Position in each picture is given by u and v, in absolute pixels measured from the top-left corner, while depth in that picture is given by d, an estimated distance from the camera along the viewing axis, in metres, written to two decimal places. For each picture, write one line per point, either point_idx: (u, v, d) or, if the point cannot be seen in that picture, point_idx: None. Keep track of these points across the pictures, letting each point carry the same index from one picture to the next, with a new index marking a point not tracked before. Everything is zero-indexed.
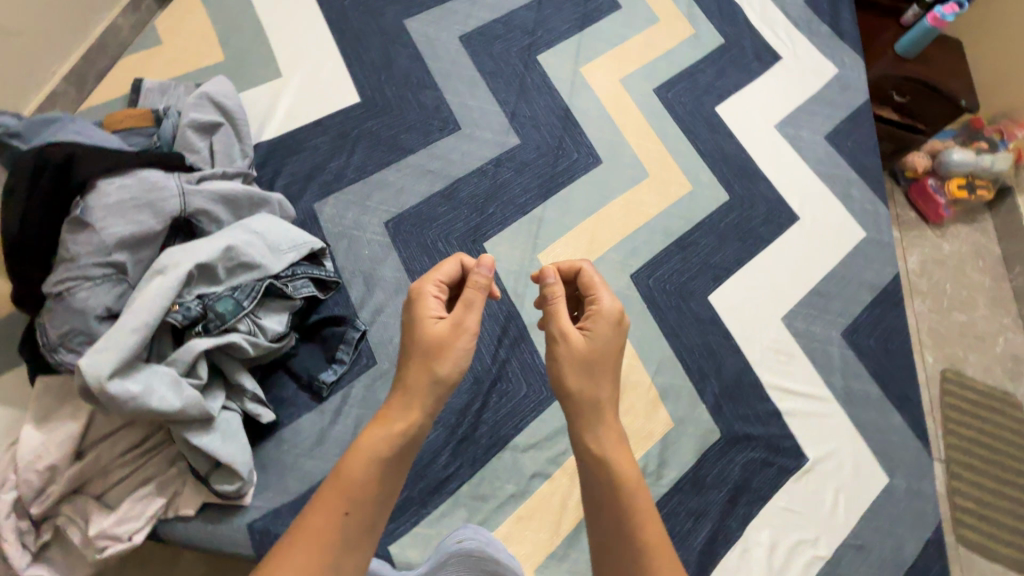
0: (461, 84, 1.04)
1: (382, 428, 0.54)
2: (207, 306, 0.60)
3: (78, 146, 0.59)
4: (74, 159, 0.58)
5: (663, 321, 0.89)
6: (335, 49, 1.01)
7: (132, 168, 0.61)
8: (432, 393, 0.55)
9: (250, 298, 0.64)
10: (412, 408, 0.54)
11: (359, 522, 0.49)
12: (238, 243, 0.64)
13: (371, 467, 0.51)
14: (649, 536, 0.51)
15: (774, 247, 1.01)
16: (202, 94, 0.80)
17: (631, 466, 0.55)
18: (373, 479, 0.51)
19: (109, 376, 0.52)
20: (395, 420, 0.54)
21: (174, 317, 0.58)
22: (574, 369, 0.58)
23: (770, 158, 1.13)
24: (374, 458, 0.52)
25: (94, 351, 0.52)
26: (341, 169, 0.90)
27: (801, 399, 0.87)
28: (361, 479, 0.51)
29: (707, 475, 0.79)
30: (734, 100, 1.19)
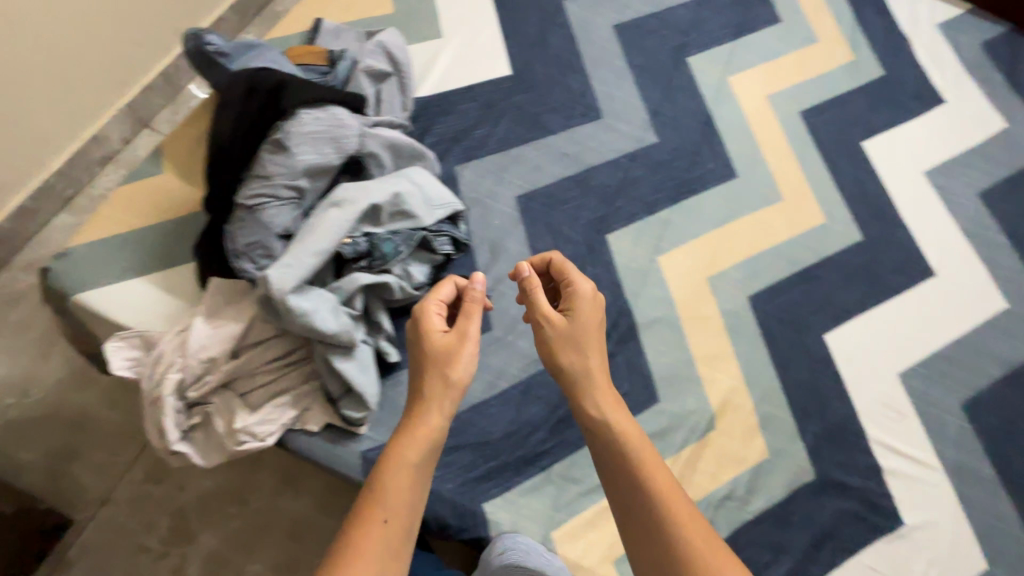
0: (609, 74, 1.04)
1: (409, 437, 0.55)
2: (373, 244, 0.65)
3: (288, 75, 0.64)
4: (284, 87, 0.63)
5: (774, 350, 0.88)
6: (495, 18, 1.03)
7: (327, 103, 0.65)
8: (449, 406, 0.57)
9: (406, 245, 0.67)
10: (432, 420, 0.56)
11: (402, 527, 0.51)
12: (404, 192, 0.67)
13: (402, 477, 0.53)
14: (678, 513, 0.52)
15: (903, 299, 0.96)
16: (378, 44, 0.85)
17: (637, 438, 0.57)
18: (409, 488, 0.53)
19: (288, 291, 0.57)
20: (419, 432, 0.55)
21: (345, 249, 0.63)
22: (564, 348, 0.61)
23: (914, 205, 1.06)
24: (403, 470, 0.53)
25: (280, 266, 0.57)
26: (485, 138, 0.93)
27: (906, 461, 0.83)
28: (399, 482, 0.53)
29: (795, 513, 0.77)
30: (885, 137, 1.12)
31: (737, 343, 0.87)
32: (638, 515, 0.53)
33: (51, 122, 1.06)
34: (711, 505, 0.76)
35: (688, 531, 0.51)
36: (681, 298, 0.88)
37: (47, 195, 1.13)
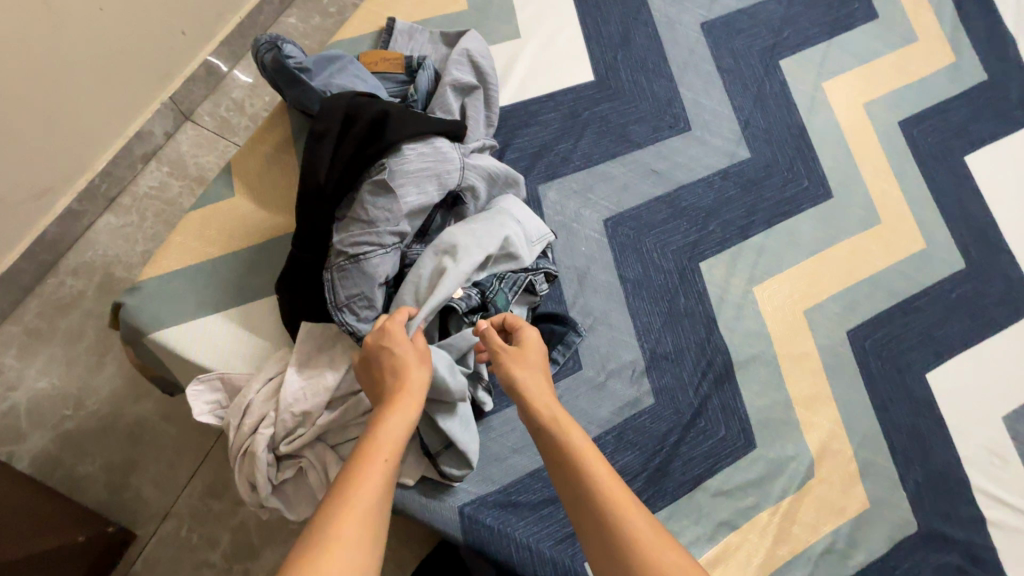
0: (697, 80, 0.96)
1: (377, 441, 0.45)
2: (486, 296, 0.63)
3: (392, 108, 0.60)
4: (388, 120, 0.60)
5: (874, 390, 0.83)
6: (575, 16, 0.95)
7: (428, 137, 0.62)
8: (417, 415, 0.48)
9: (513, 291, 0.65)
10: (400, 425, 0.47)
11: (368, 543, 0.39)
12: (511, 235, 0.64)
13: (375, 484, 0.42)
14: (640, 528, 0.44)
15: (1006, 334, 0.90)
16: (463, 52, 0.77)
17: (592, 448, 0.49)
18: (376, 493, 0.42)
19: None
20: (386, 438, 0.45)
21: (460, 304, 0.60)
22: (516, 369, 0.55)
23: (1018, 228, 0.98)
24: (372, 475, 0.42)
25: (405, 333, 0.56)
26: (569, 153, 0.86)
27: (1010, 512, 0.79)
28: (367, 484, 0.41)
29: (897, 568, 0.74)
30: (987, 151, 1.04)
31: (836, 382, 0.82)
32: (602, 530, 0.44)
33: (95, 120, 0.99)
34: (813, 559, 0.72)
35: (647, 538, 0.43)
36: (777, 334, 0.82)
37: (91, 196, 1.08)
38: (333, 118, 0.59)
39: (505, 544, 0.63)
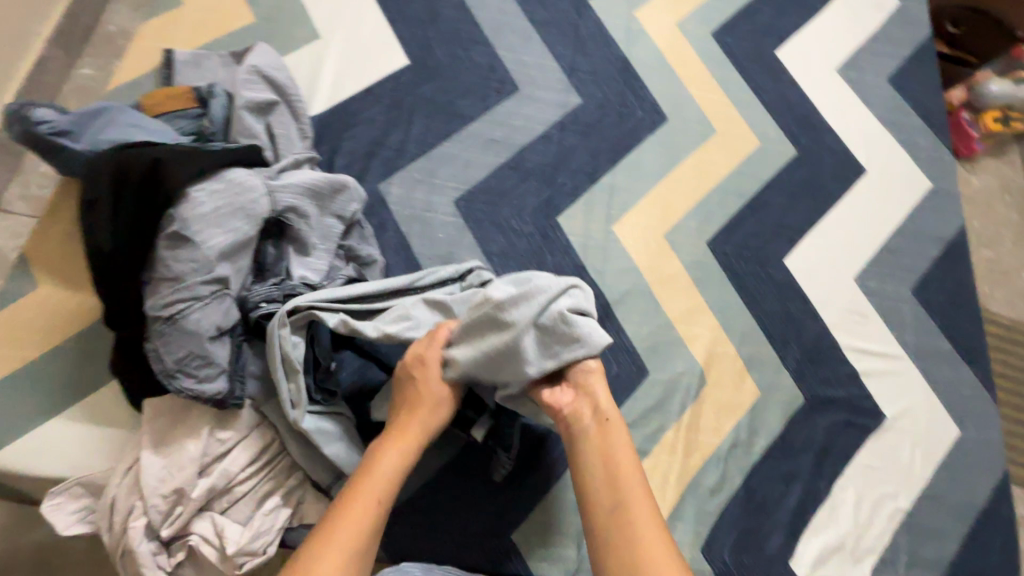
0: (514, 38, 0.95)
1: (369, 478, 0.55)
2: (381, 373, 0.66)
3: (163, 151, 0.57)
4: (162, 168, 0.57)
5: (743, 289, 0.88)
6: (374, 2, 0.91)
7: (215, 171, 0.60)
8: (406, 456, 0.58)
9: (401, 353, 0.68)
10: (387, 463, 0.57)
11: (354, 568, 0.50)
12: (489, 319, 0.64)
13: (363, 519, 0.52)
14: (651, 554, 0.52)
15: (844, 204, 0.99)
16: (251, 68, 0.73)
17: (632, 461, 0.59)
18: (362, 525, 0.52)
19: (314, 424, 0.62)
20: (367, 486, 0.54)
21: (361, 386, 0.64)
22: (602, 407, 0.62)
23: (835, 106, 1.07)
24: (363, 512, 0.52)
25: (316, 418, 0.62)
26: (402, 144, 0.84)
27: (877, 359, 0.89)
28: (354, 523, 0.51)
29: (795, 440, 0.81)
30: (796, 41, 1.11)
31: (708, 292, 0.87)
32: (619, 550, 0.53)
33: None
34: (722, 458, 0.78)
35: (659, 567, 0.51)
36: (645, 264, 0.86)
37: None
38: (105, 182, 0.56)
39: (392, 540, 0.65)
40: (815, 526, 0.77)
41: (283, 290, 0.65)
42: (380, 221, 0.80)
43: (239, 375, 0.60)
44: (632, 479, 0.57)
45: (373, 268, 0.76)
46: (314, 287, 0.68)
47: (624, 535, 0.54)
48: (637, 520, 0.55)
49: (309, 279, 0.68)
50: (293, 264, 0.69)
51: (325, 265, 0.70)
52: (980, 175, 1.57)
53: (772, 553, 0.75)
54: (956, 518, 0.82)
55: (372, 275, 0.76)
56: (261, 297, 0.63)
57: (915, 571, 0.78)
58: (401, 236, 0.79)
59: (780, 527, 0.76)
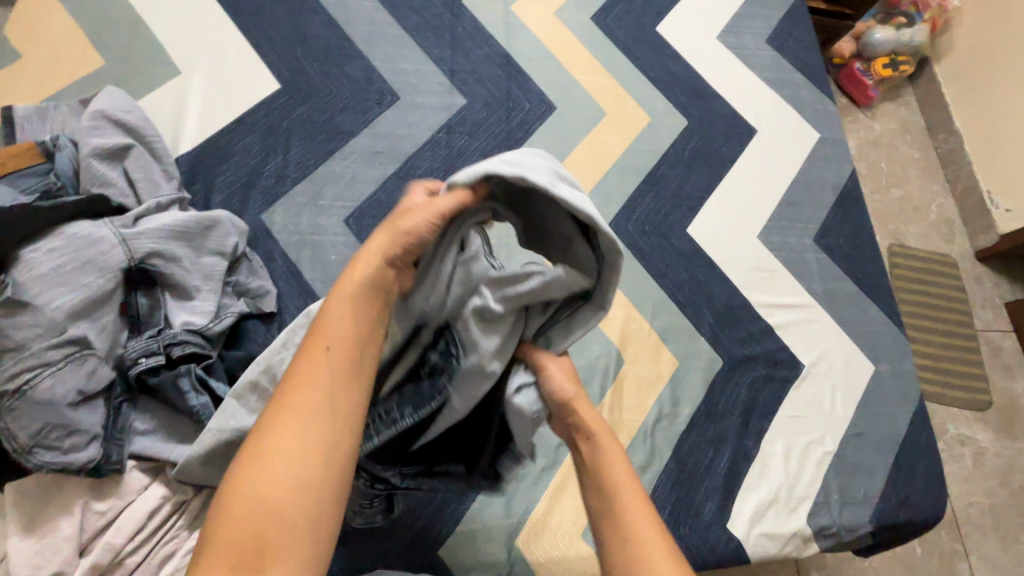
0: (388, 47, 0.94)
1: (325, 333, 0.44)
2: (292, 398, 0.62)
3: None
4: None
5: (649, 264, 0.89)
6: (236, 30, 0.88)
7: (57, 230, 0.59)
8: (369, 297, 0.46)
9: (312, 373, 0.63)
10: (344, 313, 0.45)
11: (331, 435, 0.40)
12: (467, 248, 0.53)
13: (328, 373, 0.42)
14: None
15: (739, 166, 1.01)
16: (95, 113, 0.69)
17: (626, 469, 0.49)
18: (327, 381, 0.41)
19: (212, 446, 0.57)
20: (330, 326, 0.44)
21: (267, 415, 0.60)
22: (584, 423, 0.52)
23: (720, 72, 1.09)
24: (325, 372, 0.42)
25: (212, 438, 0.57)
26: (281, 170, 0.81)
27: (788, 311, 0.91)
28: (317, 382, 0.41)
29: (719, 403, 0.82)
30: (675, 14, 1.13)
31: None
32: None
33: None
34: (648, 434, 0.78)
35: None
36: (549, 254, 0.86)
37: None
38: None
39: None
40: (747, 484, 0.78)
41: (161, 341, 0.61)
42: (266, 252, 0.76)
43: (119, 436, 0.58)
44: (624, 483, 0.48)
45: (266, 301, 0.73)
46: (198, 332, 0.64)
47: (627, 552, 0.44)
48: (636, 528, 0.45)
49: (192, 324, 0.64)
50: (174, 310, 0.64)
51: (211, 306, 0.66)
52: (880, 119, 1.64)
53: (709, 519, 0.75)
54: (881, 452, 0.84)
55: (267, 307, 0.72)
56: (138, 351, 0.60)
57: (849, 510, 0.80)
58: (290, 264, 0.76)
59: (714, 492, 0.77)
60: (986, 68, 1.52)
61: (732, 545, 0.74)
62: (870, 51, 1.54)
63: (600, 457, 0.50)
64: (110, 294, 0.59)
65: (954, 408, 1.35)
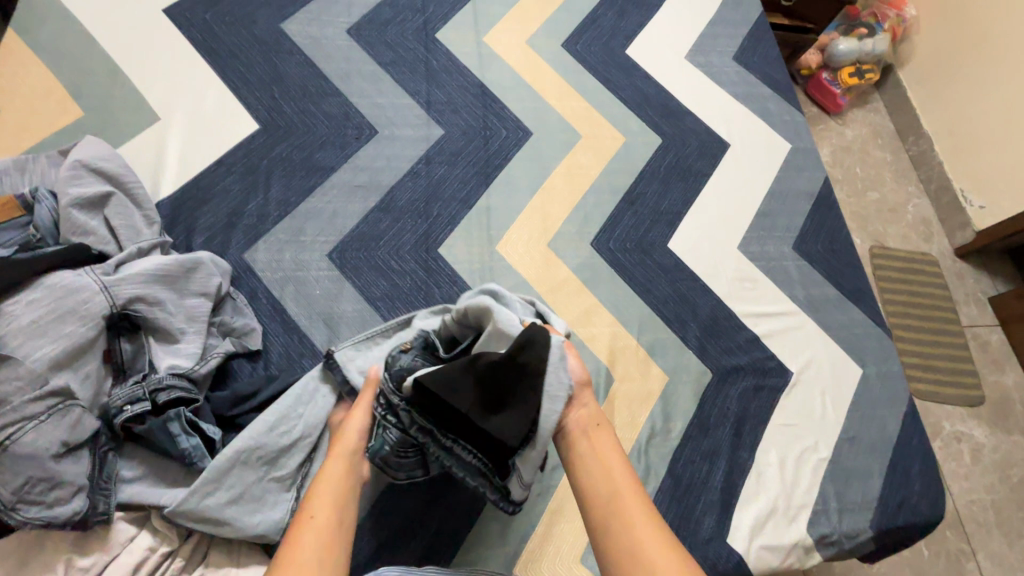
0: (365, 83, 0.96)
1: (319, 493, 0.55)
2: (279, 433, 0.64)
3: None
4: None
5: (633, 280, 0.90)
6: (214, 75, 0.90)
7: (37, 280, 0.59)
8: (334, 521, 0.53)
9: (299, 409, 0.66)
10: (335, 470, 0.58)
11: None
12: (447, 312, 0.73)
13: (319, 530, 0.52)
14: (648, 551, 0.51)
15: (714, 180, 1.03)
16: (75, 162, 0.70)
17: (623, 463, 0.59)
18: (326, 526, 0.53)
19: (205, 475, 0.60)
20: (312, 513, 0.53)
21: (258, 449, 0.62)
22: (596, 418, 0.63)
23: (691, 89, 1.12)
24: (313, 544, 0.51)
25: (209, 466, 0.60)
26: (262, 209, 0.82)
27: (772, 319, 0.92)
28: (306, 548, 0.51)
29: (710, 416, 0.82)
30: (644, 37, 1.16)
31: (600, 291, 0.88)
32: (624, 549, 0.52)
33: None
34: (642, 451, 0.78)
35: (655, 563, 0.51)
36: (533, 276, 0.87)
37: None
38: None
39: None
40: (743, 496, 0.78)
41: (146, 386, 0.60)
42: (250, 290, 0.76)
43: (105, 486, 0.57)
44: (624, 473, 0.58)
45: (252, 338, 0.73)
46: (184, 374, 0.63)
47: (618, 534, 0.53)
48: (627, 512, 0.54)
49: (178, 366, 0.63)
50: (158, 355, 0.63)
51: (196, 347, 0.66)
52: (851, 125, 1.68)
53: (708, 534, 0.74)
54: (875, 455, 0.84)
55: (252, 344, 0.72)
56: (122, 399, 0.59)
57: (848, 517, 0.79)
58: (274, 301, 0.76)
59: (711, 507, 0.76)
60: (946, 67, 1.56)
61: (733, 560, 0.73)
62: (836, 62, 1.59)
63: (603, 451, 0.60)
64: (93, 341, 0.59)
65: (948, 405, 1.36)
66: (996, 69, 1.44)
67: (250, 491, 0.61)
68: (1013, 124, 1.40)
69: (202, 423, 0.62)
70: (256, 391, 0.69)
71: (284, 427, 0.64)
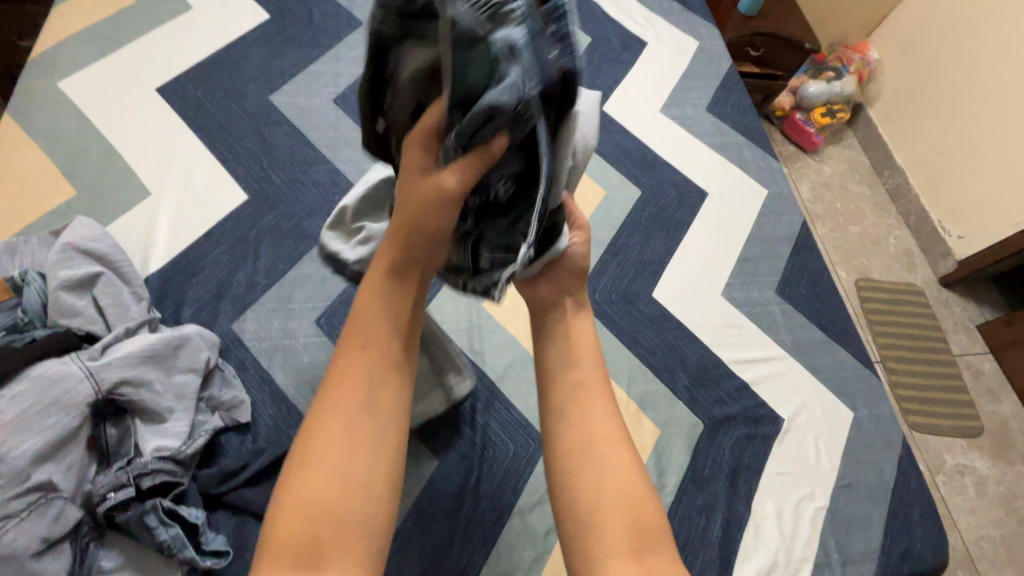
0: (352, 150, 0.99)
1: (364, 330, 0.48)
2: None
3: None
4: None
5: (620, 331, 0.91)
6: (205, 149, 0.93)
7: (25, 371, 0.59)
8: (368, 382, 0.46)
9: None
10: (376, 301, 0.49)
11: (363, 466, 0.43)
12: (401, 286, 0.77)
13: (366, 376, 0.46)
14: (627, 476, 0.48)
15: (695, 228, 1.05)
16: (65, 246, 0.71)
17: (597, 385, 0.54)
18: (368, 377, 0.46)
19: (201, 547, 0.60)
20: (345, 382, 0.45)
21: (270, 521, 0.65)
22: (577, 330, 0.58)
23: (667, 141, 1.16)
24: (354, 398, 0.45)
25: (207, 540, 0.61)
26: (251, 278, 0.83)
27: (760, 365, 0.93)
28: (351, 394, 0.45)
29: (704, 468, 0.82)
30: (619, 93, 1.21)
31: None
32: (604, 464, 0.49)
33: None
34: None
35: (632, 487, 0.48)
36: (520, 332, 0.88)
37: None
38: None
39: None
40: (742, 552, 0.76)
41: (130, 472, 0.60)
42: (238, 361, 0.76)
43: None
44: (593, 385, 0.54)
45: (241, 412, 0.72)
46: (170, 457, 0.62)
47: (595, 471, 0.48)
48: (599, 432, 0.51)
49: (164, 448, 0.63)
50: (145, 437, 0.63)
51: (183, 426, 0.65)
52: (827, 163, 1.74)
53: None
54: (874, 502, 0.83)
55: (241, 418, 0.72)
56: (105, 487, 0.59)
57: (851, 569, 0.78)
58: (262, 370, 0.76)
59: (710, 564, 0.75)
60: (912, 105, 1.63)
61: None
62: (807, 103, 1.66)
63: (580, 351, 0.56)
64: (77, 429, 0.58)
65: (947, 437, 1.35)
66: (960, 106, 1.50)
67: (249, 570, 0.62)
68: (987, 155, 1.44)
69: (184, 508, 0.60)
70: (243, 465, 0.68)
71: None
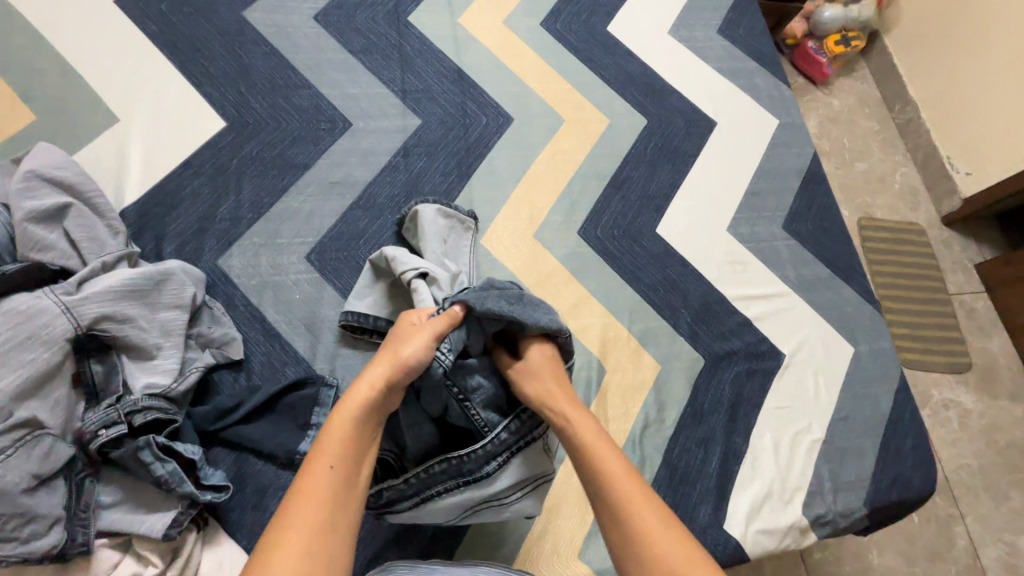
0: (336, 72, 0.91)
1: (327, 445, 0.50)
2: (283, 448, 0.65)
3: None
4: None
5: (621, 268, 0.88)
6: (176, 70, 0.85)
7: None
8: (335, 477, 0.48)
9: (321, 414, 0.68)
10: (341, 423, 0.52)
11: (330, 542, 0.45)
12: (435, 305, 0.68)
13: (321, 481, 0.48)
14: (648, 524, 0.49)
15: (702, 160, 1.00)
16: (27, 172, 0.65)
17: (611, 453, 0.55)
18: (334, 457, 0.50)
19: (203, 475, 0.60)
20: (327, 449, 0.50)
21: (276, 453, 0.65)
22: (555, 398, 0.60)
23: (674, 67, 1.08)
24: (315, 503, 0.46)
25: (208, 471, 0.61)
26: (235, 212, 0.78)
27: (764, 301, 0.91)
28: (318, 477, 0.48)
29: (704, 403, 0.82)
30: (624, 13, 1.11)
31: (589, 281, 0.87)
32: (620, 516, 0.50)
33: None
34: (637, 442, 0.78)
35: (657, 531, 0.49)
36: (519, 269, 0.85)
37: None
38: None
39: None
40: (738, 482, 0.78)
41: (121, 409, 0.58)
42: (227, 298, 0.73)
43: (83, 515, 0.55)
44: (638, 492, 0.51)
45: (233, 348, 0.70)
46: (161, 394, 0.61)
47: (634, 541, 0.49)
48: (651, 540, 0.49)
49: (156, 385, 0.61)
50: (134, 373, 0.61)
51: (174, 363, 0.63)
52: (840, 94, 1.65)
53: (704, 522, 0.74)
54: (868, 433, 0.84)
55: (233, 355, 0.70)
56: (95, 424, 0.57)
57: (843, 495, 0.80)
58: (253, 308, 0.73)
59: (707, 493, 0.76)
60: (932, 30, 1.53)
61: (730, 546, 0.73)
62: (821, 30, 1.55)
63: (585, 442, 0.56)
64: (60, 366, 0.57)
65: (936, 372, 1.37)
66: (983, 32, 1.41)
67: (252, 501, 0.63)
68: (1007, 85, 1.36)
69: (179, 444, 0.59)
70: (238, 403, 0.66)
71: (288, 442, 0.66)
